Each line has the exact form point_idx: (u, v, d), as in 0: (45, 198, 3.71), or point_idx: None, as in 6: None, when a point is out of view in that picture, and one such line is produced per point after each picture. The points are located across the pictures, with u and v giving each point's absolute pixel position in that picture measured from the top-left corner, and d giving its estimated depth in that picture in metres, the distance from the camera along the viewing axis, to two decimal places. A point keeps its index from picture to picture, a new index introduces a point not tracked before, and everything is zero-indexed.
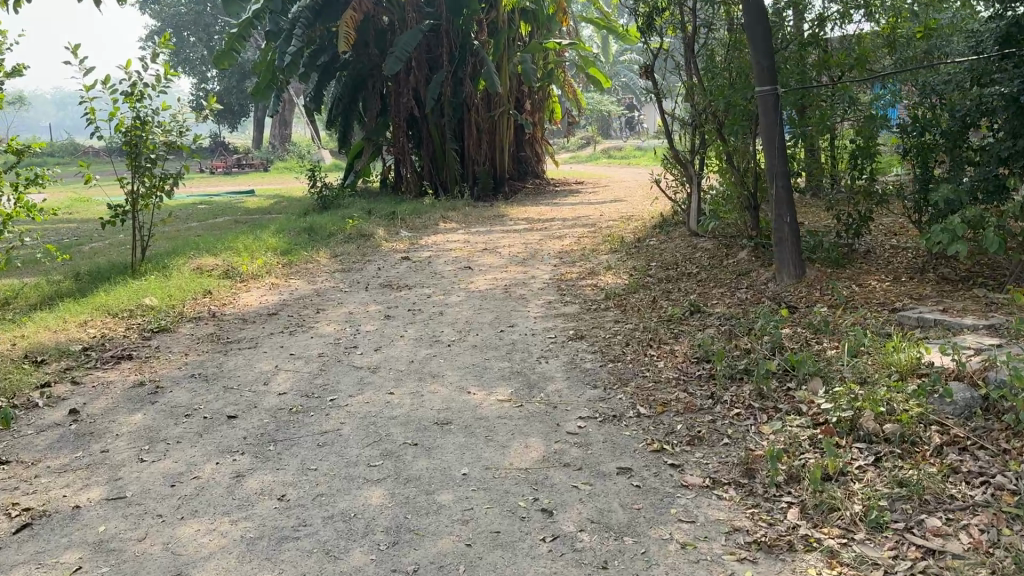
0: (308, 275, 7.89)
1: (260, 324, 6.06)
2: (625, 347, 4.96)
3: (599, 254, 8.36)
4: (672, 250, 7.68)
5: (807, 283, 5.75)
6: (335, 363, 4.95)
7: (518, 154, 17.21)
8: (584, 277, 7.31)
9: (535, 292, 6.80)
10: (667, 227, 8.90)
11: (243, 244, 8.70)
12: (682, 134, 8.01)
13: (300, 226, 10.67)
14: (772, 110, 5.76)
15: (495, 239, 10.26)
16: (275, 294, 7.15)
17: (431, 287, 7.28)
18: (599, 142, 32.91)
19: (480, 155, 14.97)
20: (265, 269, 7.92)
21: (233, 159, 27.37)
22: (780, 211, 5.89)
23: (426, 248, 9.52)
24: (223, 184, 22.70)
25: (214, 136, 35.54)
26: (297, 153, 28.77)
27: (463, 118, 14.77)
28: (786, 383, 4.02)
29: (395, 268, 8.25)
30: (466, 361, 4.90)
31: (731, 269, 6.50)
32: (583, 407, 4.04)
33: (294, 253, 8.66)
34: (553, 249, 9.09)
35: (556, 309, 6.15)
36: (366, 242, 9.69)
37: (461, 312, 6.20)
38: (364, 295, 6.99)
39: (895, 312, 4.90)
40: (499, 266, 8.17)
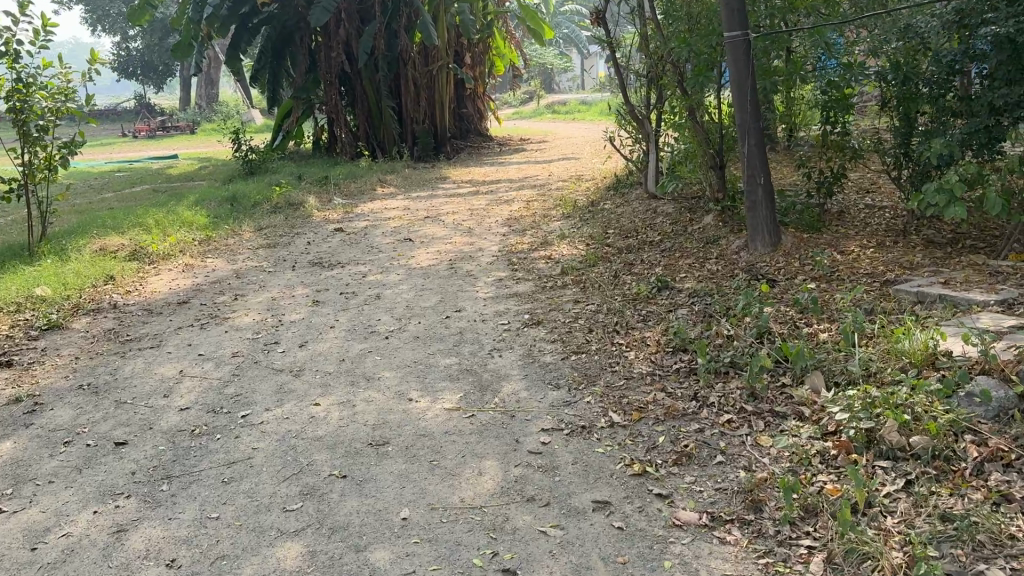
0: (228, 253, 7.07)
1: (167, 317, 5.26)
2: (588, 334, 4.34)
3: (551, 221, 7.71)
4: (631, 215, 7.07)
5: (784, 252, 5.18)
6: (252, 367, 4.22)
7: (459, 111, 16.37)
8: (536, 248, 6.65)
9: (484, 267, 6.14)
10: (622, 189, 8.27)
11: (155, 219, 7.79)
12: (638, 87, 7.33)
13: (222, 195, 9.74)
14: (742, 57, 5.09)
15: (437, 204, 9.50)
16: (190, 278, 6.33)
17: (367, 263, 6.54)
18: (542, 97, 32.11)
19: (419, 113, 14.16)
20: (180, 249, 7.06)
21: (156, 122, 25.80)
22: (752, 172, 5.26)
23: (362, 217, 8.73)
24: (144, 149, 21.29)
25: (138, 98, 33.71)
26: (225, 114, 27.30)
27: (399, 74, 13.89)
28: (780, 379, 3.44)
29: (327, 242, 7.46)
30: (405, 357, 4.22)
31: (698, 236, 5.91)
32: (545, 416, 3.41)
33: (213, 229, 7.79)
34: (501, 216, 8.39)
35: (508, 288, 5.49)
36: (295, 213, 8.85)
37: (400, 295, 5.50)
38: (291, 276, 6.22)
39: (889, 286, 4.37)
40: (442, 237, 7.45)
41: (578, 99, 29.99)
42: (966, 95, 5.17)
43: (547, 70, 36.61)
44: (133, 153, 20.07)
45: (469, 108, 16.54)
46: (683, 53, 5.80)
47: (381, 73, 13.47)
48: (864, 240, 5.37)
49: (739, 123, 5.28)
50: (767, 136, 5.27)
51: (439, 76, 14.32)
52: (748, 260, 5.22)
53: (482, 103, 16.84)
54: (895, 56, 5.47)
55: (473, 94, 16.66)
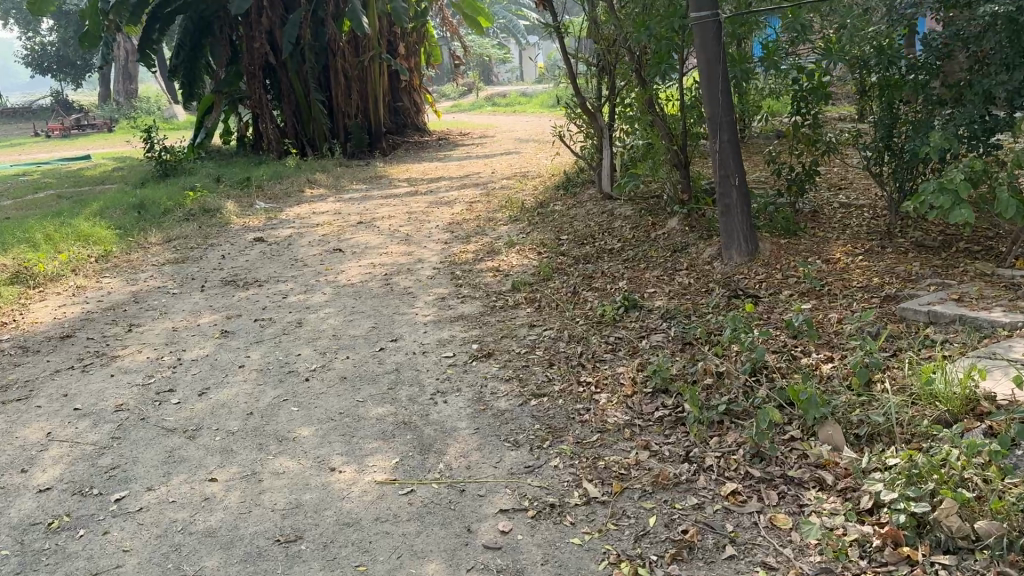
0: (129, 272, 6.20)
1: (43, 356, 4.41)
2: (548, 371, 3.66)
3: (497, 226, 7.03)
4: (585, 218, 6.43)
5: (764, 263, 4.57)
6: (138, 427, 3.42)
7: (393, 104, 15.54)
8: (482, 259, 5.94)
9: (422, 283, 5.42)
10: (572, 189, 7.62)
11: (45, 232, 6.85)
12: (589, 77, 6.68)
13: (129, 202, 8.79)
14: (711, 41, 4.47)
15: (371, 207, 8.72)
16: (80, 304, 5.45)
17: (288, 281, 5.74)
18: (481, 90, 31.32)
19: (351, 107, 13.31)
20: (72, 269, 6.16)
21: (71, 119, 24.25)
22: (724, 173, 4.65)
23: (287, 225, 7.89)
24: (55, 148, 19.87)
25: (54, 95, 31.96)
26: (146, 110, 25.86)
27: (328, 65, 13.02)
28: (788, 432, 2.81)
29: (245, 255, 6.63)
30: (328, 409, 3.49)
31: (662, 243, 5.28)
32: (502, 490, 2.71)
33: (114, 242, 6.88)
34: (441, 220, 7.67)
35: (451, 310, 4.78)
36: (211, 221, 7.96)
37: (325, 322, 4.74)
38: (200, 299, 5.39)
39: (891, 303, 3.80)
40: (375, 247, 6.68)
41: (517, 91, 29.33)
42: (958, 83, 4.61)
43: (485, 62, 35.87)
44: (42, 154, 18.66)
45: (405, 101, 15.71)
46: (640, 40, 5.16)
47: (309, 64, 12.55)
48: (848, 245, 4.80)
49: (708, 116, 4.66)
50: (739, 131, 4.66)
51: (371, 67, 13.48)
52: (722, 272, 4.62)
53: (418, 96, 16.02)
54: (877, 40, 4.90)
55: (408, 87, 15.83)
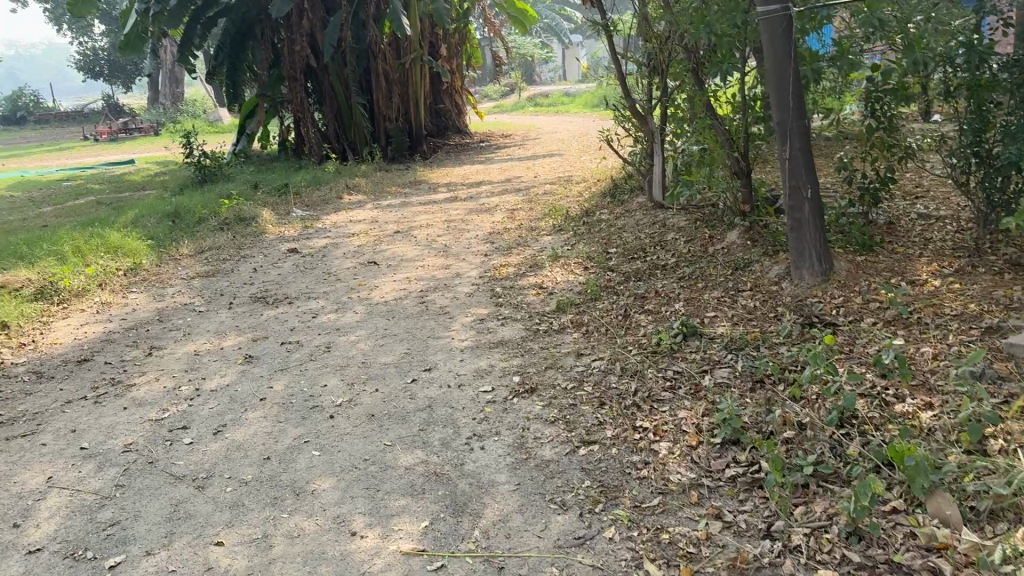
0: (157, 287, 5.93)
1: (56, 383, 4.12)
2: (599, 412, 3.25)
3: (541, 237, 6.63)
4: (635, 229, 6.00)
5: (840, 284, 4.10)
6: (144, 474, 3.09)
7: (435, 106, 15.24)
8: (524, 274, 5.55)
9: (460, 302, 5.05)
10: (620, 196, 7.18)
11: (74, 244, 6.63)
12: (640, 77, 6.23)
13: (164, 210, 8.58)
14: (781, 38, 4.01)
15: (410, 215, 8.38)
16: (102, 323, 5.18)
17: (319, 297, 5.42)
18: (524, 89, 30.91)
19: (391, 109, 13.03)
20: (98, 284, 5.91)
21: (117, 123, 24.48)
22: (795, 183, 4.19)
23: (323, 234, 7.59)
24: (102, 152, 19.97)
25: (104, 99, 32.43)
26: (191, 114, 25.98)
27: (369, 68, 12.75)
28: (889, 504, 2.38)
29: (277, 268, 6.32)
30: (352, 454, 3.13)
31: (722, 259, 4.83)
32: (549, 568, 2.32)
33: (144, 254, 6.64)
34: (481, 229, 7.30)
35: (490, 334, 4.39)
36: (245, 230, 7.70)
37: (355, 347, 4.39)
38: (226, 318, 5.09)
39: (993, 337, 3.31)
40: (412, 259, 6.33)
41: (560, 90, 28.86)
42: None
43: (529, 61, 35.46)
44: (88, 157, 18.74)
45: (447, 103, 15.40)
46: (699, 38, 4.72)
47: (350, 66, 12.30)
48: (933, 263, 4.31)
49: (777, 121, 4.20)
50: (812, 137, 4.19)
51: (412, 69, 13.17)
52: (791, 295, 4.16)
53: (460, 97, 15.69)
54: (967, 35, 4.37)
55: (450, 88, 15.50)
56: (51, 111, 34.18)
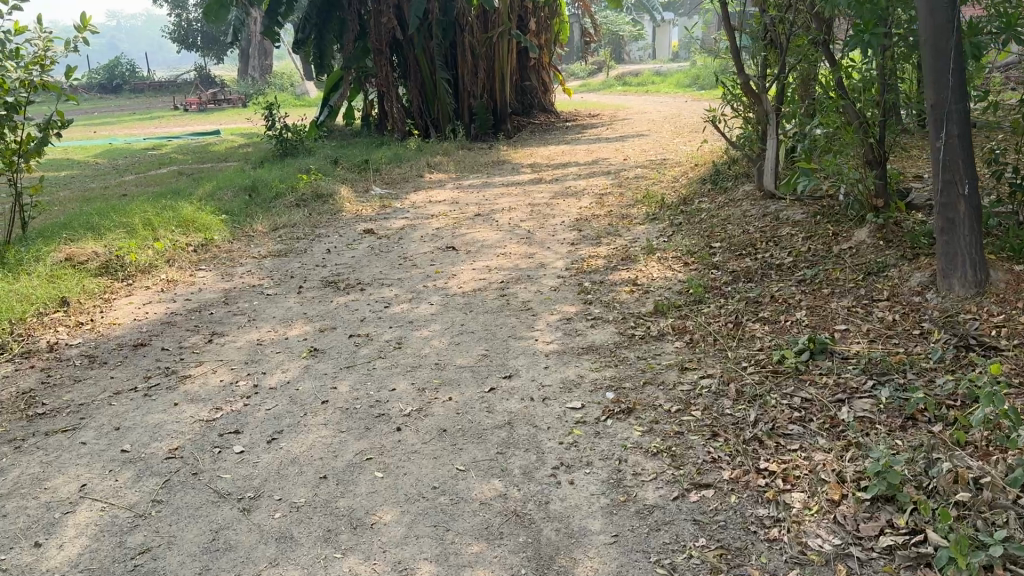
0: (226, 266, 5.63)
1: (108, 371, 3.83)
2: (713, 446, 2.73)
3: (633, 226, 6.08)
4: (742, 222, 5.39)
5: (1000, 299, 3.44)
6: (186, 489, 2.72)
7: (521, 83, 14.72)
8: (617, 268, 5.02)
9: (546, 296, 4.57)
10: (722, 183, 6.55)
11: (146, 216, 6.40)
12: (755, 52, 5.59)
13: (243, 183, 8.35)
14: (943, 5, 3.35)
15: (492, 196, 7.93)
16: (165, 303, 4.90)
17: (393, 285, 5.02)
18: (612, 68, 30.03)
19: (477, 86, 12.59)
20: (165, 260, 5.66)
21: (207, 94, 24.79)
22: (949, 176, 3.51)
23: (400, 215, 7.20)
24: (190, 122, 20.19)
25: (198, 70, 33.04)
26: (279, 86, 26.11)
27: (455, 42, 12.31)
28: None
29: (351, 250, 5.95)
30: (419, 479, 2.68)
31: (849, 263, 4.21)
32: None
33: (216, 229, 6.37)
34: (568, 214, 6.79)
35: (579, 337, 3.90)
36: (322, 207, 7.38)
37: (428, 345, 3.96)
38: (293, 303, 4.73)
39: None
40: (493, 245, 5.88)
41: (649, 69, 27.93)
42: None
43: (617, 39, 34.52)
44: (177, 127, 18.92)
45: (534, 80, 14.86)
46: (836, 6, 4.06)
47: (436, 40, 11.89)
48: None
49: (929, 102, 3.55)
50: (972, 124, 3.52)
51: (500, 44, 12.73)
52: (938, 310, 3.53)
53: (547, 74, 15.11)
54: None
55: (537, 65, 14.94)
56: (148, 81, 35.01)
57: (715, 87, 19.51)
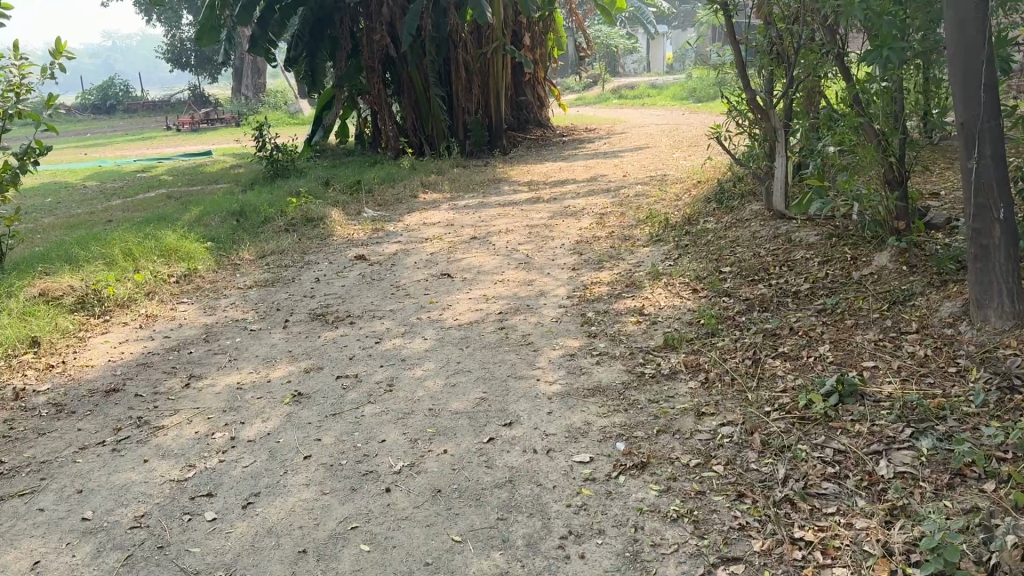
0: (209, 298, 5.35)
1: (75, 422, 3.54)
2: (740, 510, 2.45)
3: (637, 249, 5.81)
4: (753, 245, 5.11)
5: None
6: (150, 568, 2.43)
7: (517, 99, 14.50)
8: (621, 296, 4.74)
9: (547, 329, 4.29)
10: (728, 201, 6.28)
11: (127, 245, 6.13)
12: (763, 66, 5.33)
13: (230, 207, 8.08)
14: (972, 17, 3.02)
15: (488, 217, 7.66)
16: (143, 341, 4.61)
17: (385, 317, 4.74)
18: (607, 82, 29.87)
19: (471, 102, 12.35)
20: (145, 293, 5.37)
21: (200, 114, 24.59)
22: (982, 201, 3.22)
23: (393, 239, 6.93)
24: (182, 142, 19.96)
25: (192, 90, 32.86)
26: (272, 104, 25.92)
27: (449, 58, 12.10)
28: None
29: (341, 279, 5.67)
30: (410, 552, 2.39)
31: (871, 291, 3.93)
32: None
33: (200, 258, 6.09)
34: (568, 236, 6.51)
35: (584, 376, 3.61)
36: (312, 232, 7.11)
37: (421, 386, 3.67)
38: (279, 339, 4.44)
39: None
40: (490, 272, 5.60)
41: (644, 82, 27.79)
42: None
43: (612, 53, 34.41)
44: (168, 147, 18.68)
45: (529, 96, 14.62)
46: (852, 17, 3.82)
47: (429, 57, 11.65)
48: None
49: (958, 121, 3.23)
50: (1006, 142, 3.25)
51: (495, 60, 12.47)
52: (975, 344, 3.24)
53: (542, 89, 14.88)
54: None
55: (533, 80, 14.72)
56: (142, 101, 34.82)
57: (712, 100, 19.32)
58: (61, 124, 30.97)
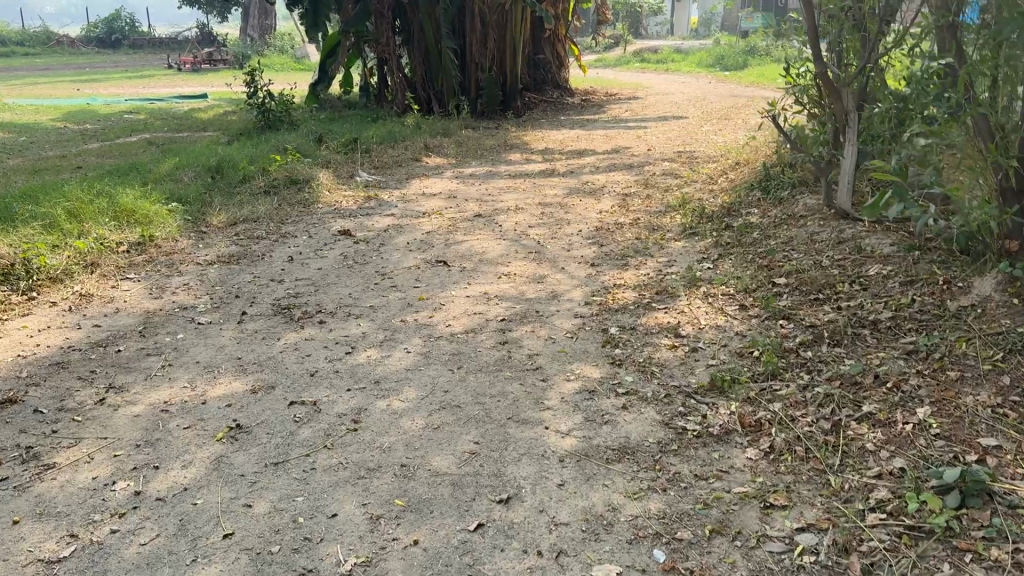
0: (160, 275, 4.51)
1: None
2: None
3: (668, 244, 4.96)
4: (811, 251, 4.25)
5: None
6: None
7: (534, 56, 13.49)
8: (651, 307, 3.90)
9: (559, 349, 3.46)
10: (775, 193, 5.40)
11: (76, 202, 5.28)
12: (841, 34, 4.39)
13: (209, 160, 7.20)
14: None
15: (496, 190, 6.81)
16: (68, 329, 3.78)
17: (363, 315, 3.91)
18: (629, 44, 28.64)
19: (486, 58, 11.36)
20: (85, 265, 4.53)
21: (203, 54, 23.53)
22: None
23: (386, 211, 6.07)
24: (179, 83, 18.97)
25: (200, 28, 31.71)
26: (278, 48, 24.83)
27: (464, 8, 11.08)
28: None
29: (318, 259, 4.83)
30: None
31: (976, 330, 3.07)
32: None
33: (159, 223, 5.24)
34: (586, 221, 5.66)
35: (607, 425, 2.78)
36: (296, 197, 6.25)
37: (395, 422, 2.83)
38: (229, 339, 3.61)
39: None
40: (493, 262, 4.76)
41: (668, 46, 26.55)
42: None
43: (635, 13, 33.10)
44: (163, 88, 17.67)
45: (548, 54, 13.61)
46: None
47: (442, 5, 10.65)
48: None
49: None
50: None
51: (514, 12, 11.44)
52: None
53: (562, 47, 13.84)
54: None
55: (553, 37, 13.69)
56: (146, 36, 33.60)
57: (740, 69, 18.28)
58: (61, 56, 29.87)
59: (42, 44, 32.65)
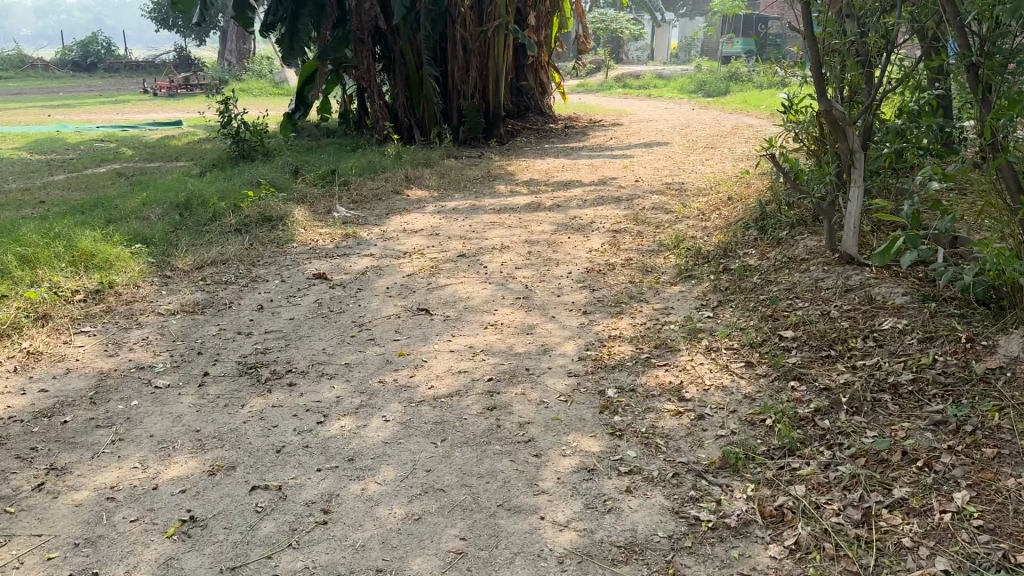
0: (117, 328, 4.17)
1: None
2: None
3: (663, 289, 4.67)
4: (818, 300, 3.98)
5: None
6: None
7: (517, 83, 13.28)
8: (650, 364, 3.60)
9: (552, 416, 3.15)
10: (773, 232, 5.14)
11: (30, 246, 4.92)
12: (847, 70, 4.16)
13: (178, 196, 6.86)
14: None
15: (481, 226, 6.51)
16: (9, 394, 3.43)
17: (337, 375, 3.58)
18: (611, 68, 28.59)
19: (468, 85, 11.12)
20: (35, 318, 4.18)
21: (180, 79, 23.18)
22: None
23: (363, 250, 5.76)
24: (154, 109, 18.59)
25: (178, 53, 31.36)
26: (257, 73, 24.52)
27: (445, 34, 10.86)
28: None
29: (290, 308, 4.50)
30: None
31: (1009, 398, 2.80)
32: None
33: (120, 268, 4.89)
34: (575, 261, 5.36)
35: (609, 514, 2.48)
36: (269, 236, 5.93)
37: (370, 512, 2.51)
38: (188, 406, 3.28)
39: None
40: (478, 310, 4.44)
41: (650, 71, 26.50)
42: None
43: (616, 38, 33.12)
44: (138, 114, 17.30)
45: (531, 81, 13.40)
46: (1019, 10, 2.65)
47: (423, 32, 10.42)
48: None
49: None
50: None
51: (496, 39, 11.22)
52: None
53: (545, 74, 13.64)
54: None
55: (536, 63, 13.49)
56: (124, 60, 33.18)
57: (724, 95, 18.18)
58: (35, 80, 29.38)
59: (16, 68, 32.15)
